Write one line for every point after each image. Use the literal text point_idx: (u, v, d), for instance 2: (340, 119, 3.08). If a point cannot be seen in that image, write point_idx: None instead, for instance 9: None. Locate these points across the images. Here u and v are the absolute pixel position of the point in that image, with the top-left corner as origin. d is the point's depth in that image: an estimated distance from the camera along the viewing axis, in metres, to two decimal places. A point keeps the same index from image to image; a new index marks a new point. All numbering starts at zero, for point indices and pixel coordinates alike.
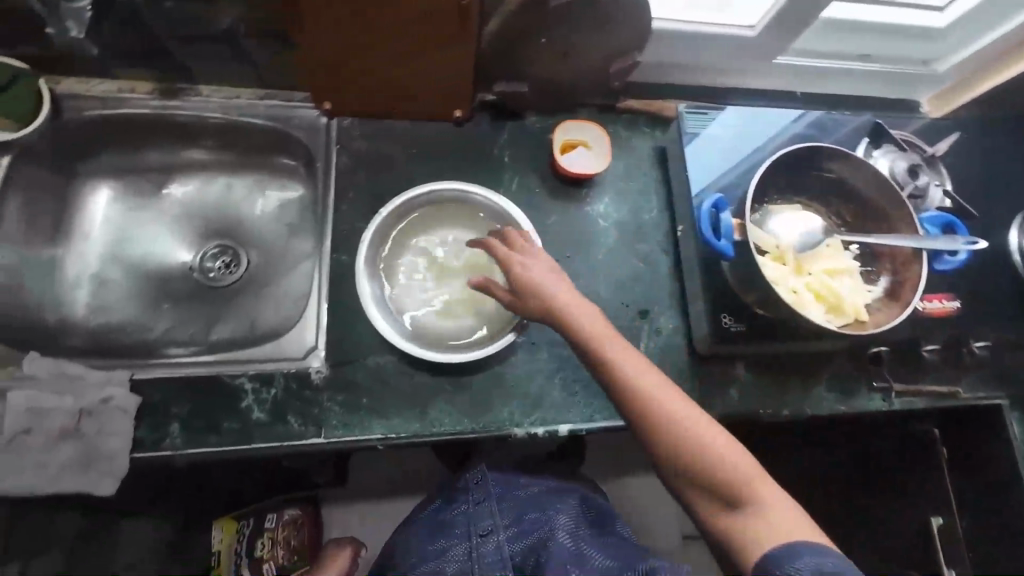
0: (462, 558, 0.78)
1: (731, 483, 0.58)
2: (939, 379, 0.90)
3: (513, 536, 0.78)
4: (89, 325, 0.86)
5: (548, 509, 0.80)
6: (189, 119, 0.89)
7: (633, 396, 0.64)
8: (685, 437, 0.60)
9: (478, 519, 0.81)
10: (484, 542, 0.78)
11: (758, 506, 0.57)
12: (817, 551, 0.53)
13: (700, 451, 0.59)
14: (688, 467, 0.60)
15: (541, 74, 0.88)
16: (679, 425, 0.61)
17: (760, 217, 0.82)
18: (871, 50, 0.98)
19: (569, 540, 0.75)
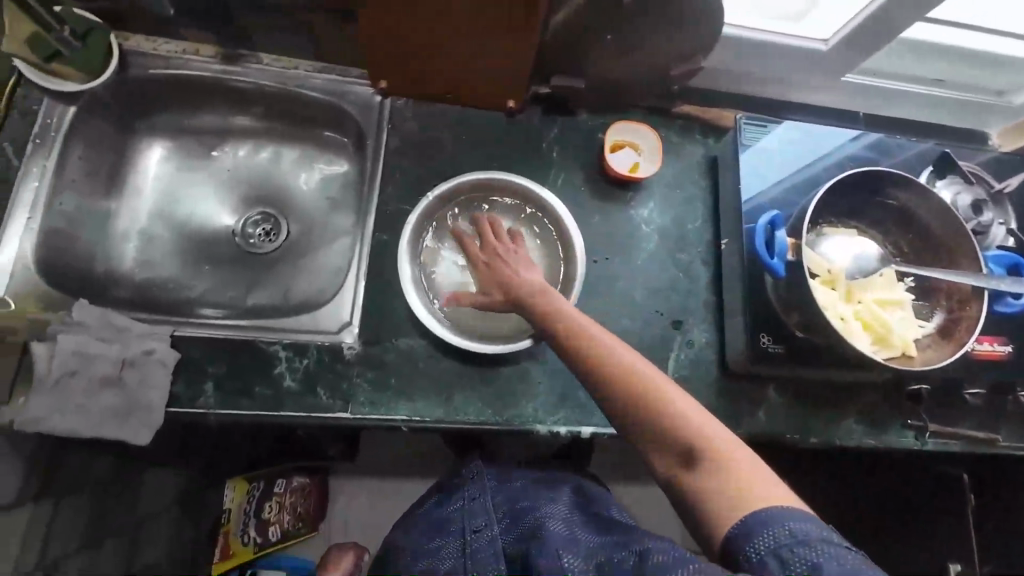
0: (456, 555, 0.71)
1: (688, 439, 0.52)
2: (978, 424, 0.86)
3: (508, 529, 0.72)
4: (135, 278, 0.88)
5: (540, 497, 0.75)
6: (247, 86, 0.90)
7: (587, 353, 0.61)
8: (639, 389, 0.56)
9: (473, 516, 0.75)
10: (479, 537, 0.72)
11: (718, 463, 0.51)
12: (782, 518, 0.46)
13: (656, 404, 0.55)
14: (643, 421, 0.55)
15: (601, 71, 0.87)
16: (633, 377, 0.57)
17: (814, 238, 0.80)
18: (944, 75, 0.94)
19: (561, 527, 0.67)
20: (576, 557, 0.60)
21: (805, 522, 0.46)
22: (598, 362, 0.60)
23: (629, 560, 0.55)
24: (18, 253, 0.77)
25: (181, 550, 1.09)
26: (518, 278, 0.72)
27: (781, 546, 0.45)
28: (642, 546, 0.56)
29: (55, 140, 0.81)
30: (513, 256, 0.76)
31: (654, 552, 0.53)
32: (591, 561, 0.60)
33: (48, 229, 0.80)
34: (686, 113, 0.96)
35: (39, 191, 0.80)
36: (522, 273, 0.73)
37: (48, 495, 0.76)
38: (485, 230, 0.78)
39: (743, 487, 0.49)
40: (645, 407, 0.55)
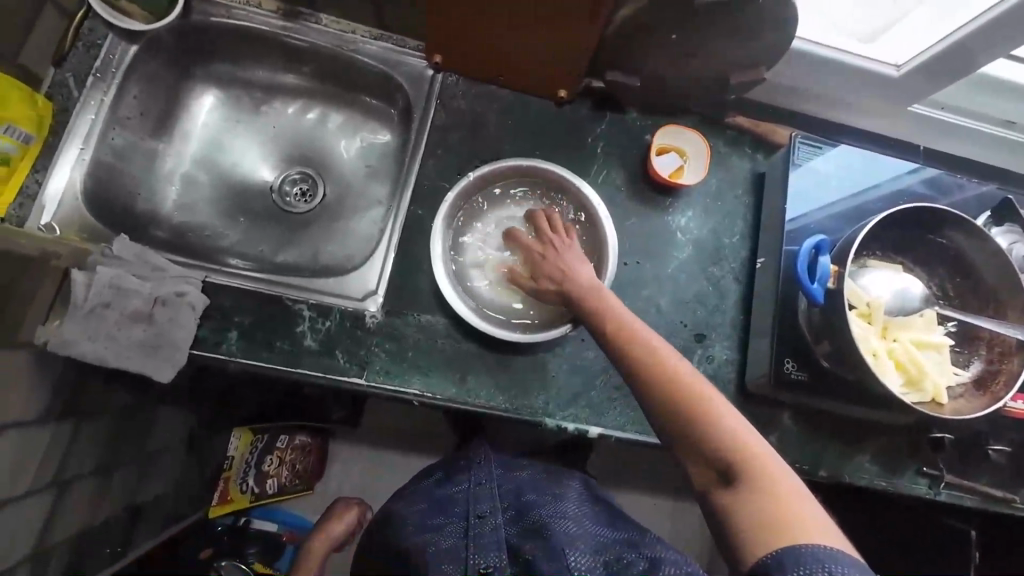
0: (458, 535, 0.69)
1: (730, 455, 0.51)
2: (997, 481, 0.83)
3: (512, 519, 0.72)
4: (173, 220, 0.90)
5: (548, 493, 0.75)
6: (302, 44, 0.90)
7: (633, 353, 0.61)
8: (683, 395, 0.55)
9: (477, 502, 0.74)
10: (481, 523, 0.70)
11: (758, 485, 0.49)
12: (824, 556, 0.44)
13: (700, 413, 0.54)
14: (683, 427, 0.55)
15: (658, 71, 0.85)
16: (679, 385, 0.56)
17: (855, 269, 0.77)
18: (1019, 117, 0.89)
19: (574, 526, 0.68)
20: (583, 555, 0.63)
21: (852, 569, 0.44)
22: (645, 364, 0.59)
23: (638, 565, 0.61)
24: (68, 182, 0.80)
25: (184, 487, 1.13)
26: (569, 271, 0.73)
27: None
28: (653, 553, 0.62)
29: (115, 77, 0.84)
30: (569, 251, 0.75)
31: (664, 564, 0.60)
32: (598, 559, 0.63)
33: (99, 162, 0.83)
34: (739, 124, 0.93)
35: (94, 124, 0.82)
36: (572, 266, 0.73)
37: (71, 416, 0.79)
38: (542, 222, 0.78)
39: (782, 511, 0.48)
40: (689, 416, 0.54)
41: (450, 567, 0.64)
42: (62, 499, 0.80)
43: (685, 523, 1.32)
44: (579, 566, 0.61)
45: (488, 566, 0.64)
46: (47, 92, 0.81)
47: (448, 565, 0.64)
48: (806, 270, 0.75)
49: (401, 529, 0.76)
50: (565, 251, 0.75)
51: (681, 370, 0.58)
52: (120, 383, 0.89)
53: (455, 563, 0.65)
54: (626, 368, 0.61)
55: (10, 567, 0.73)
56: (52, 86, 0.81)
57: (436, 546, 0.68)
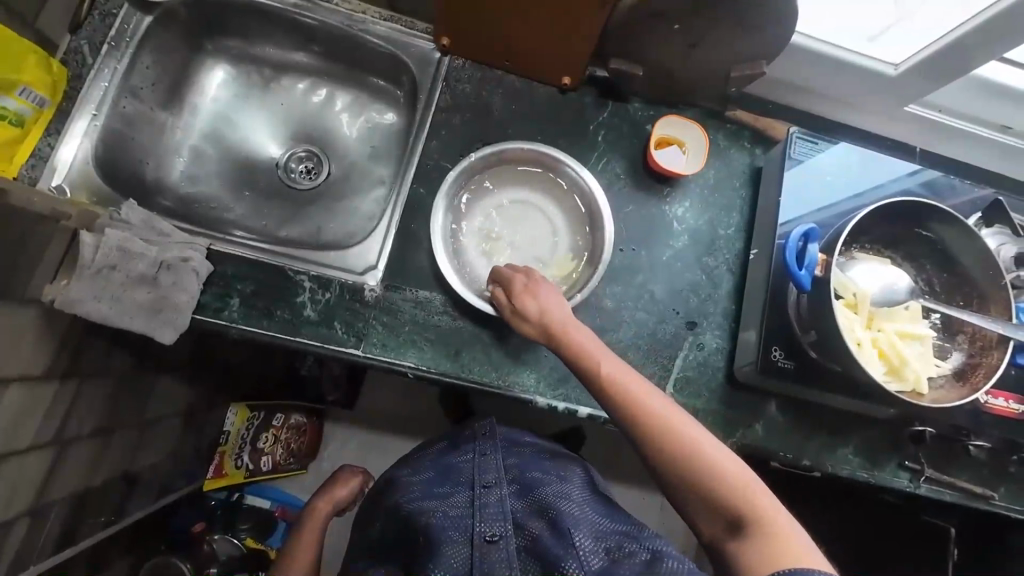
0: (463, 504, 0.70)
1: (729, 498, 0.54)
2: (974, 478, 0.85)
3: (517, 493, 0.71)
4: (179, 191, 0.92)
5: (553, 474, 0.75)
6: (312, 23, 0.92)
7: (629, 407, 0.62)
8: (684, 451, 0.57)
9: (483, 472, 0.75)
10: (487, 494, 0.70)
11: (758, 522, 0.52)
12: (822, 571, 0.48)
13: (700, 463, 0.56)
14: (690, 484, 0.56)
15: (660, 63, 0.86)
16: (673, 434, 0.58)
17: (843, 261, 0.79)
18: (1014, 123, 0.90)
19: (575, 509, 0.67)
20: (587, 538, 0.61)
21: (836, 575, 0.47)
22: (643, 421, 0.60)
23: (640, 555, 0.59)
24: (81, 149, 0.81)
25: (179, 457, 1.15)
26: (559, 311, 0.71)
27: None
28: (654, 546, 0.60)
29: (128, 46, 0.85)
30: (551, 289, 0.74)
31: (667, 556, 0.58)
32: (600, 547, 0.61)
33: (109, 130, 0.84)
34: (739, 119, 0.95)
35: (106, 92, 0.84)
36: (559, 305, 0.72)
37: (74, 376, 0.81)
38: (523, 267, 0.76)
39: (782, 543, 0.51)
40: (690, 469, 0.56)
41: (457, 534, 0.65)
42: (61, 456, 0.82)
43: (672, 514, 1.34)
44: (584, 546, 0.60)
45: (494, 534, 0.63)
46: (62, 59, 0.83)
47: (453, 531, 0.65)
48: (795, 258, 0.76)
49: (393, 500, 0.77)
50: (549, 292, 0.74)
51: (670, 418, 0.60)
52: (122, 348, 0.90)
53: (460, 531, 0.65)
54: (624, 423, 0.62)
55: (9, 518, 0.74)
56: (66, 52, 0.83)
57: (443, 512, 0.68)
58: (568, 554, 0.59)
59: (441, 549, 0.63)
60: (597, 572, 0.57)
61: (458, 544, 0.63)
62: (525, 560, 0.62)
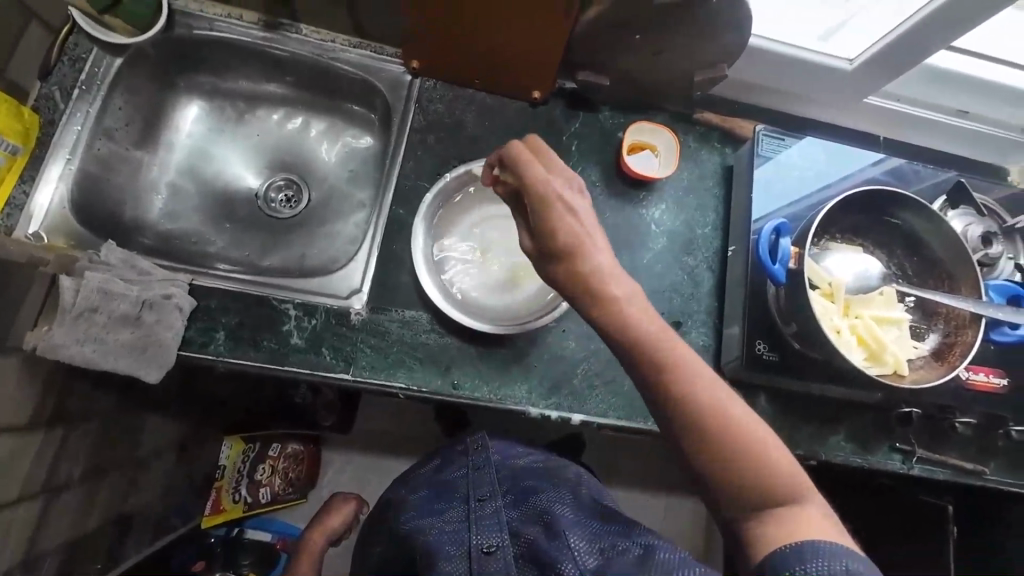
0: (460, 519, 0.70)
1: (772, 481, 0.49)
2: (964, 454, 0.87)
3: (513, 503, 0.72)
4: (159, 228, 0.92)
5: (547, 480, 0.75)
6: (283, 54, 0.93)
7: (665, 367, 0.52)
8: (724, 423, 0.50)
9: (478, 484, 0.74)
10: (483, 506, 0.70)
11: (792, 503, 0.48)
12: (833, 545, 0.45)
13: (740, 436, 0.50)
14: (725, 459, 0.50)
15: (625, 73, 0.88)
16: (714, 405, 0.51)
17: (817, 252, 0.80)
18: (971, 108, 0.94)
19: (570, 513, 0.67)
20: (582, 539, 0.62)
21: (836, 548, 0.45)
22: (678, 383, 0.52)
23: (632, 552, 0.58)
24: (56, 194, 0.82)
25: (174, 495, 1.13)
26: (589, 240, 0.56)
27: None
28: (647, 539, 0.59)
29: (100, 89, 0.86)
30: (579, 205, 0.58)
31: (659, 550, 0.57)
32: (595, 547, 0.61)
33: (84, 172, 0.84)
34: (707, 120, 0.97)
35: (79, 135, 0.84)
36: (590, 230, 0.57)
37: (60, 422, 0.80)
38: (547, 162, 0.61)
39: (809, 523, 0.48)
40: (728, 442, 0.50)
41: (454, 548, 0.65)
42: (51, 505, 0.80)
43: (674, 514, 1.35)
44: (579, 547, 0.60)
45: (491, 545, 0.64)
46: (33, 106, 0.83)
47: (450, 545, 0.65)
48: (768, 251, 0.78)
49: (392, 525, 0.77)
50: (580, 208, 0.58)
51: (710, 385, 0.52)
52: (108, 390, 0.89)
53: (458, 544, 0.65)
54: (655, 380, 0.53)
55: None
56: (37, 98, 0.83)
57: (440, 528, 0.68)
58: (563, 554, 0.59)
59: (438, 564, 0.63)
60: (592, 572, 0.57)
61: (456, 558, 0.63)
62: (523, 566, 0.62)
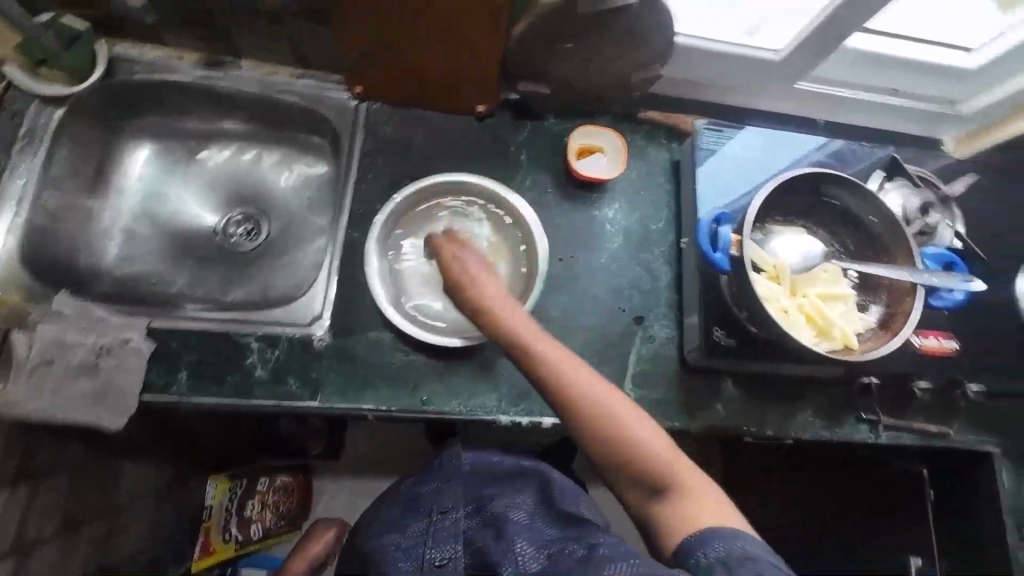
0: (420, 533, 0.73)
1: (659, 472, 0.57)
2: (928, 418, 0.90)
3: (473, 512, 0.73)
4: (116, 273, 0.92)
5: (511, 488, 0.74)
6: (228, 90, 0.94)
7: (558, 386, 0.62)
8: (611, 427, 0.59)
9: (441, 496, 0.76)
10: (443, 519, 0.73)
11: (682, 490, 0.56)
12: (725, 528, 0.53)
13: (627, 436, 0.58)
14: (617, 458, 0.58)
15: (562, 80, 0.90)
16: (602, 413, 0.59)
17: (761, 237, 0.83)
18: (899, 85, 0.98)
19: (525, 519, 0.69)
20: (529, 544, 0.64)
21: (739, 537, 0.52)
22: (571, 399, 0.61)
23: (576, 552, 0.60)
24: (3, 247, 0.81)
25: (157, 541, 1.11)
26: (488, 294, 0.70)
27: (733, 557, 0.50)
28: (592, 539, 0.62)
29: (44, 140, 0.86)
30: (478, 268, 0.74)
31: (600, 548, 0.59)
32: (542, 551, 0.64)
33: (33, 224, 0.84)
34: (651, 118, 0.99)
35: (25, 187, 0.84)
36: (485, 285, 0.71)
37: (25, 479, 0.79)
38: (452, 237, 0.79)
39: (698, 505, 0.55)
40: (616, 443, 0.58)
41: (408, 564, 0.70)
42: (23, 564, 0.79)
43: None
44: (524, 553, 0.63)
45: (444, 558, 0.69)
46: None
47: (404, 562, 0.71)
48: (710, 240, 0.80)
49: (373, 547, 0.77)
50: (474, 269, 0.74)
51: (597, 397, 0.60)
52: (77, 441, 0.88)
53: (413, 560, 0.71)
54: (553, 399, 0.62)
55: None
56: None
57: (398, 544, 0.73)
58: (506, 560, 0.63)
59: None
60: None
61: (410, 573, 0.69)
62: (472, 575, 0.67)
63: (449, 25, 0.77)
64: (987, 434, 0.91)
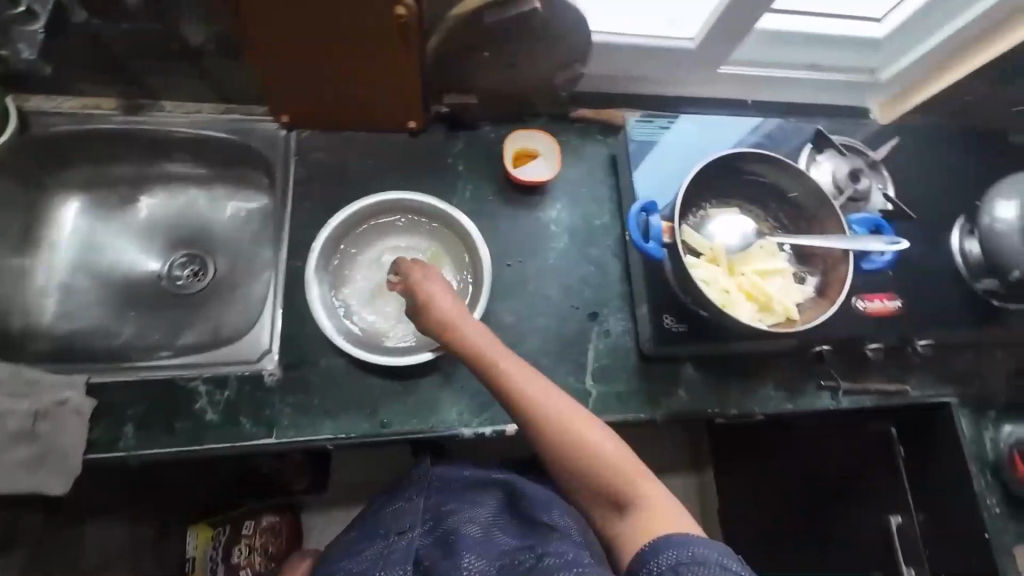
0: (373, 557, 0.71)
1: (620, 485, 0.61)
2: (885, 377, 0.92)
3: (429, 531, 0.73)
4: (55, 332, 0.89)
5: (468, 500, 0.77)
6: (153, 132, 0.92)
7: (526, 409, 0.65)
8: (576, 445, 0.62)
9: (400, 517, 0.76)
10: (398, 539, 0.72)
11: (641, 500, 0.60)
12: (681, 535, 0.55)
13: (590, 453, 0.62)
14: (582, 473, 0.63)
15: (488, 88, 0.91)
16: (567, 432, 0.63)
17: (697, 221, 0.85)
18: (818, 59, 1.01)
19: (479, 531, 0.71)
20: (480, 557, 0.66)
21: (696, 543, 0.54)
22: (538, 420, 0.64)
23: (526, 561, 0.64)
24: None
25: None
26: (453, 320, 0.71)
27: (683, 564, 0.52)
28: (544, 548, 0.65)
29: None
30: (439, 292, 0.73)
31: (548, 555, 0.63)
32: (493, 563, 0.66)
33: None
34: (584, 116, 1.00)
35: None
36: (447, 311, 0.71)
37: None
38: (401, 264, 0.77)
39: (656, 514, 0.59)
40: (581, 460, 0.62)
41: None
42: None
43: None
44: (474, 565, 0.65)
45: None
46: None
47: None
48: (642, 231, 0.81)
49: None
50: (436, 291, 0.73)
51: (563, 418, 0.63)
52: (31, 510, 0.84)
53: None
54: (523, 420, 0.65)
55: None
56: None
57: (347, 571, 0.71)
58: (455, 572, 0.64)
59: None
60: None
61: None
62: None
63: (359, 47, 0.76)
64: (943, 386, 0.93)
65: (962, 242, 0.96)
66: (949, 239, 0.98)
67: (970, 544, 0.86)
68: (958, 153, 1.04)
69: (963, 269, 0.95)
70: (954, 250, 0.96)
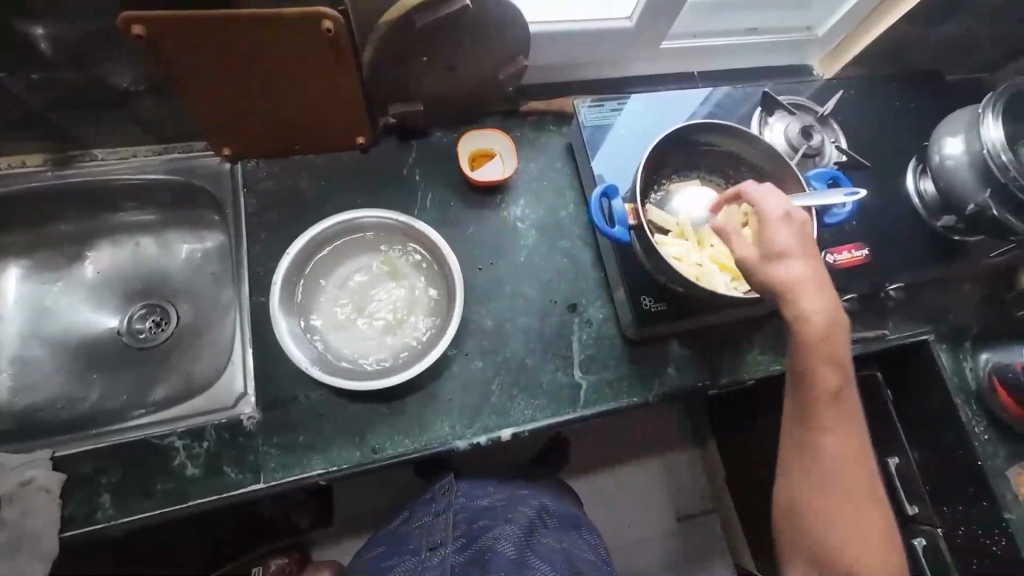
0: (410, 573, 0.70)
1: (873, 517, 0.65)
2: (864, 325, 0.93)
3: (461, 547, 0.72)
4: (14, 408, 0.84)
5: (501, 518, 0.77)
6: (88, 184, 0.88)
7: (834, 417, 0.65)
8: (858, 468, 0.66)
9: (430, 533, 0.75)
10: (432, 556, 0.71)
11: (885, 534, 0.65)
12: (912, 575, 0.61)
13: (865, 481, 0.66)
14: (849, 495, 0.65)
15: (433, 94, 0.89)
16: (856, 455, 0.66)
17: (660, 199, 0.86)
18: (756, 23, 1.03)
19: (513, 550, 0.72)
20: None
21: None
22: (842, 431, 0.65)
23: None
24: None
25: None
26: (799, 278, 0.64)
27: None
28: None
29: None
30: (795, 248, 0.65)
31: None
32: None
33: None
34: (535, 109, 1.00)
35: None
36: (792, 268, 0.64)
37: None
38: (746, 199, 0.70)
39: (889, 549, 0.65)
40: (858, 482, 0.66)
41: None
42: None
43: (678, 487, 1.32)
44: None
45: None
46: None
47: None
48: (607, 217, 0.81)
49: None
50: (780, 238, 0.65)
51: (857, 441, 0.66)
52: None
53: None
54: (820, 422, 0.66)
55: None
56: None
57: None
58: None
59: None
60: None
61: None
62: None
63: (290, 66, 0.73)
64: (919, 324, 0.94)
65: (916, 182, 0.98)
66: (903, 182, 1.00)
67: (963, 475, 0.88)
68: (900, 96, 1.06)
69: (919, 207, 0.97)
70: (910, 192, 0.98)
